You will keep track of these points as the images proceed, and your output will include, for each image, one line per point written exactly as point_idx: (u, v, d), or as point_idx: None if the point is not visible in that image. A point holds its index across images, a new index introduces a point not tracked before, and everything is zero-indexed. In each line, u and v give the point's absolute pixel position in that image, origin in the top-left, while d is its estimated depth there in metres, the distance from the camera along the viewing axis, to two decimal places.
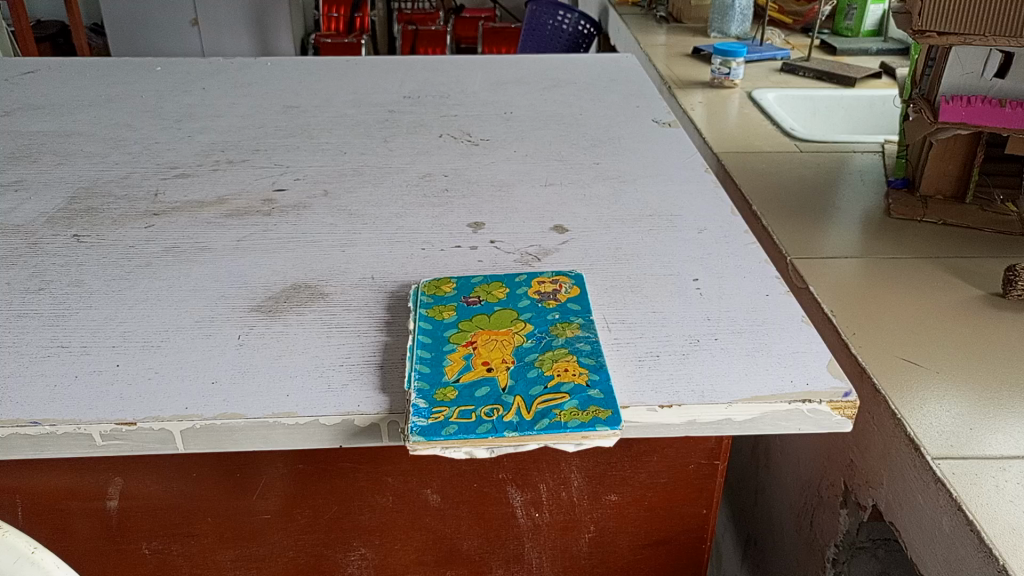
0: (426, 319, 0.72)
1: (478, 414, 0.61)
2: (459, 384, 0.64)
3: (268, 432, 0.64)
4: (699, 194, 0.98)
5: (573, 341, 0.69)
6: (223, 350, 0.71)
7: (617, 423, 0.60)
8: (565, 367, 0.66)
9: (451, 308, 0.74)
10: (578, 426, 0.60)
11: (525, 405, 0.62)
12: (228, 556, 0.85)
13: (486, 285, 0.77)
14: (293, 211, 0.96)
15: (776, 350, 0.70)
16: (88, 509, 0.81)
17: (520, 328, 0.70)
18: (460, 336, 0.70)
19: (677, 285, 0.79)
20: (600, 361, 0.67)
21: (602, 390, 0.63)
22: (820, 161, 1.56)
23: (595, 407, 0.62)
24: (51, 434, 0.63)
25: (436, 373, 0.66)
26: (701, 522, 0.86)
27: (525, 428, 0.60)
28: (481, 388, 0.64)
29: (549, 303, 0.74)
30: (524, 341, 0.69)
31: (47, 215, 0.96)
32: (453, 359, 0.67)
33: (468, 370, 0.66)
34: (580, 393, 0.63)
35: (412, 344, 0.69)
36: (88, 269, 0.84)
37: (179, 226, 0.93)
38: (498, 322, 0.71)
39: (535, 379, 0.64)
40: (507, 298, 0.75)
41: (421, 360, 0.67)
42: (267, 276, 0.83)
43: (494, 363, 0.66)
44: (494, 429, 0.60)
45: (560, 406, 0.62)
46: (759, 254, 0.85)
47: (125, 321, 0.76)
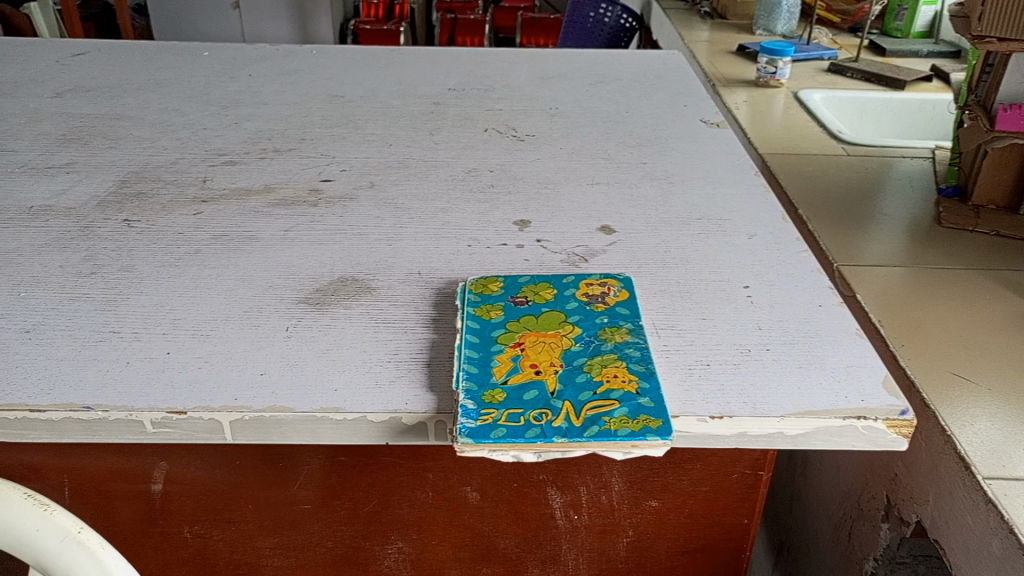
0: (473, 317, 0.72)
1: (527, 418, 0.61)
2: (507, 386, 0.64)
3: (316, 427, 0.64)
4: (748, 198, 0.97)
5: (623, 347, 0.68)
6: (272, 342, 0.71)
7: (668, 433, 0.59)
8: (614, 373, 0.65)
9: (499, 307, 0.73)
10: (628, 435, 0.59)
11: (574, 410, 0.61)
12: (267, 544, 0.86)
13: (533, 285, 0.77)
14: (340, 203, 0.96)
15: (830, 363, 0.68)
16: (132, 492, 0.82)
17: (568, 331, 0.70)
18: (508, 337, 0.69)
19: (727, 292, 0.78)
20: (649, 368, 0.66)
21: (652, 398, 0.63)
22: (868, 165, 1.53)
23: (645, 415, 0.61)
24: (103, 420, 0.64)
25: (484, 373, 0.65)
26: (741, 531, 0.85)
27: (574, 434, 0.59)
28: (530, 391, 0.63)
29: (598, 306, 0.73)
30: (572, 344, 0.68)
31: (98, 198, 0.97)
32: (501, 360, 0.66)
33: (516, 372, 0.65)
34: (630, 400, 0.62)
35: (460, 343, 0.69)
36: (138, 255, 0.85)
37: (227, 214, 0.94)
38: (546, 323, 0.71)
39: (584, 384, 0.64)
40: (555, 299, 0.74)
41: (469, 360, 0.67)
42: (315, 268, 0.83)
43: (543, 366, 0.66)
44: (543, 434, 0.59)
45: (610, 413, 0.61)
46: (811, 263, 0.83)
47: (175, 308, 0.76)
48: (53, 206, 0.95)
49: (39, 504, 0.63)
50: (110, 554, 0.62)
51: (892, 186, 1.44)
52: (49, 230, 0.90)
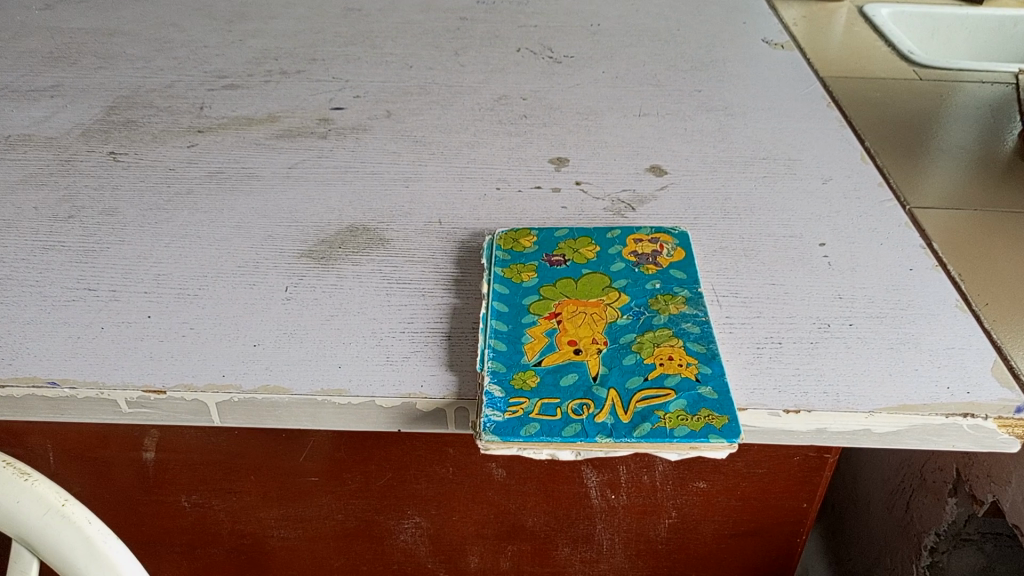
0: (501, 281, 0.61)
1: (565, 410, 0.51)
2: (541, 370, 0.54)
3: (316, 411, 0.55)
4: (821, 134, 0.83)
5: (679, 320, 0.57)
6: (268, 305, 0.62)
7: (736, 435, 0.49)
8: (669, 355, 0.54)
9: (531, 267, 0.63)
10: (687, 436, 0.49)
11: (621, 401, 0.51)
12: (272, 515, 0.78)
13: (572, 241, 0.65)
14: (351, 135, 0.85)
15: (928, 345, 0.57)
16: (123, 458, 0.74)
17: (613, 300, 0.59)
18: (542, 305, 0.59)
19: (800, 251, 0.66)
20: (711, 349, 0.55)
21: (715, 388, 0.52)
22: (944, 90, 1.37)
23: (707, 410, 0.51)
24: (71, 398, 0.55)
25: (514, 351, 0.55)
26: (799, 515, 0.75)
27: (622, 432, 0.49)
28: (568, 375, 0.53)
29: (648, 269, 0.62)
30: (618, 317, 0.58)
31: (83, 127, 0.87)
32: (533, 336, 0.56)
33: (552, 351, 0.55)
34: (688, 390, 0.52)
35: (485, 313, 0.58)
36: (122, 195, 0.75)
37: (224, 147, 0.83)
38: (587, 290, 0.60)
39: (634, 368, 0.53)
40: (597, 259, 0.63)
41: (495, 334, 0.57)
42: (321, 214, 0.72)
43: (584, 344, 0.55)
44: (584, 432, 0.50)
45: (664, 407, 0.51)
46: (898, 217, 0.71)
47: (160, 261, 0.67)
48: (33, 135, 0.85)
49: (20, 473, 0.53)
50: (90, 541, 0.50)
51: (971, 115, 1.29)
52: (26, 164, 0.80)
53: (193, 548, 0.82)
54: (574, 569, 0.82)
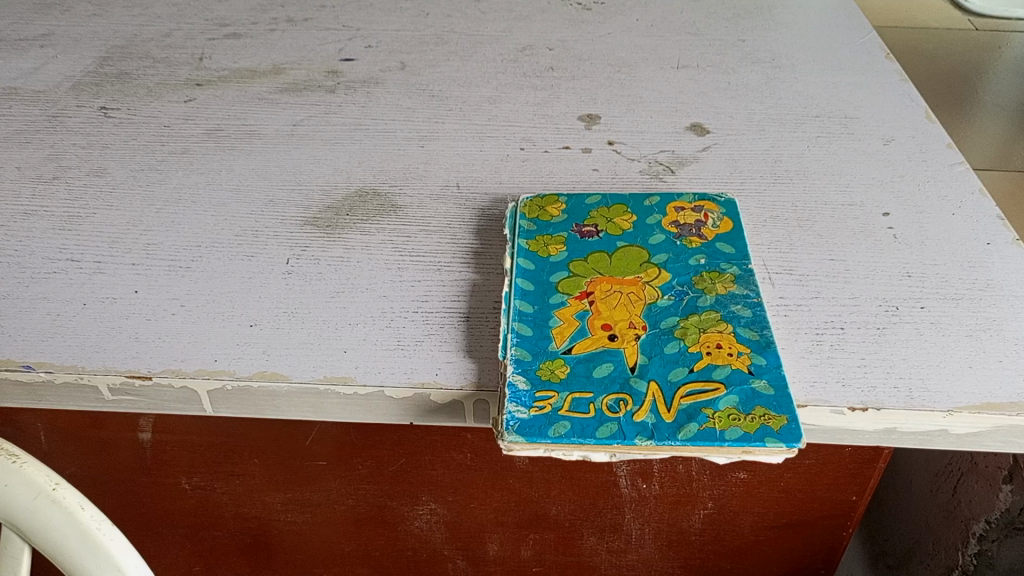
0: (526, 255, 0.55)
1: (599, 407, 0.45)
2: (571, 358, 0.47)
3: (318, 401, 0.49)
4: (880, 88, 0.75)
5: (728, 302, 0.50)
6: (267, 280, 0.55)
7: (797, 438, 0.43)
8: (717, 343, 0.48)
9: (559, 240, 0.56)
10: (740, 440, 0.43)
11: (663, 397, 0.45)
12: (278, 499, 0.73)
13: (605, 210, 0.59)
14: (362, 88, 0.78)
15: (1011, 332, 0.50)
16: (118, 440, 0.69)
17: (652, 278, 0.52)
18: (572, 284, 0.52)
19: (862, 222, 0.59)
20: (765, 336, 0.48)
21: (771, 382, 0.46)
22: (1003, 41, 1.27)
23: (763, 409, 0.44)
24: (48, 383, 0.50)
25: (540, 337, 0.49)
26: (848, 508, 0.69)
27: (665, 434, 0.43)
28: (603, 366, 0.47)
29: (692, 242, 0.55)
30: (658, 298, 0.51)
31: (73, 79, 0.80)
32: (562, 319, 0.50)
33: (583, 337, 0.48)
34: (740, 384, 0.45)
35: (508, 292, 0.52)
36: (113, 155, 0.69)
37: (224, 101, 0.76)
38: (622, 266, 0.53)
39: (677, 358, 0.47)
40: (633, 231, 0.56)
41: (519, 316, 0.50)
42: (327, 177, 0.66)
43: (620, 329, 0.49)
44: (621, 434, 0.43)
45: (713, 405, 0.44)
46: (971, 182, 0.63)
47: (151, 228, 0.61)
48: (20, 88, 0.79)
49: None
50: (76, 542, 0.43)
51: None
52: (11, 120, 0.74)
53: (197, 530, 0.77)
54: (599, 558, 0.77)
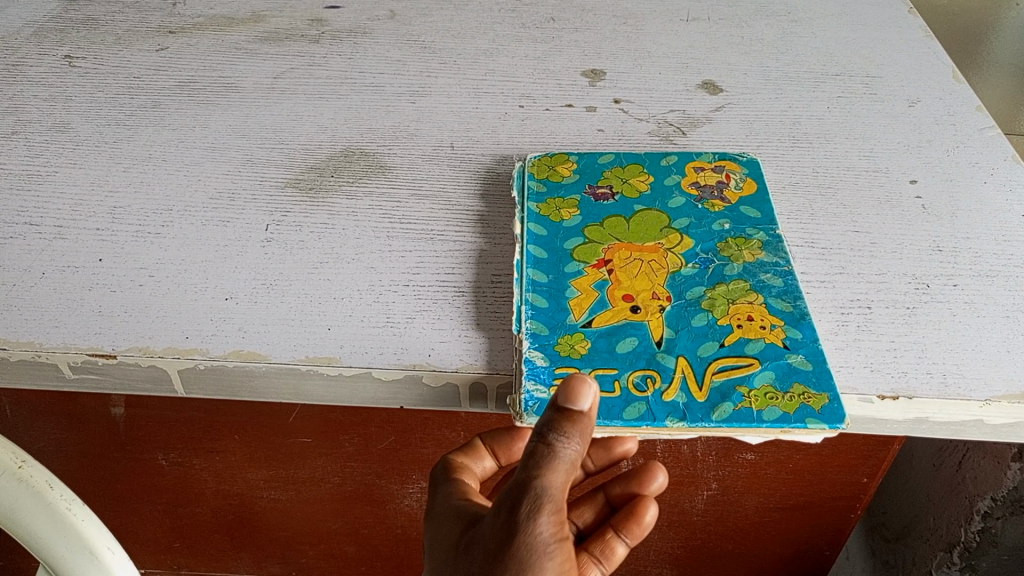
0: (536, 219, 0.50)
1: (625, 385, 0.41)
2: (592, 333, 0.43)
3: (300, 383, 0.45)
4: (903, 45, 0.70)
5: (757, 270, 0.46)
6: (244, 249, 0.51)
7: (839, 420, 0.39)
8: (748, 315, 0.44)
9: (572, 202, 0.51)
10: (779, 421, 0.39)
11: (693, 373, 0.41)
12: (261, 475, 0.70)
13: (619, 170, 0.54)
14: (348, 38, 0.72)
15: None
16: (89, 414, 0.64)
17: (674, 244, 0.48)
18: (589, 251, 0.48)
19: (888, 190, 0.55)
20: (799, 308, 0.45)
21: (808, 357, 0.42)
22: None
23: (801, 387, 0.41)
24: (3, 360, 0.45)
25: (557, 308, 0.45)
26: (857, 490, 0.66)
27: (697, 415, 0.40)
28: (626, 340, 0.43)
29: (714, 205, 0.51)
30: (682, 266, 0.47)
31: (35, 24, 0.74)
32: (580, 289, 0.45)
33: (604, 309, 0.44)
34: (776, 359, 0.42)
35: (519, 259, 0.48)
36: (77, 108, 0.63)
37: (198, 51, 0.71)
38: (642, 231, 0.49)
39: (706, 331, 0.43)
40: (651, 194, 0.52)
41: (533, 286, 0.46)
42: (310, 134, 0.61)
43: (643, 300, 0.45)
44: (651, 415, 0.40)
45: (747, 383, 0.41)
46: (1002, 148, 0.59)
47: (117, 189, 0.56)
48: None
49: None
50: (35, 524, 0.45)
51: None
52: None
53: (176, 506, 0.74)
54: None
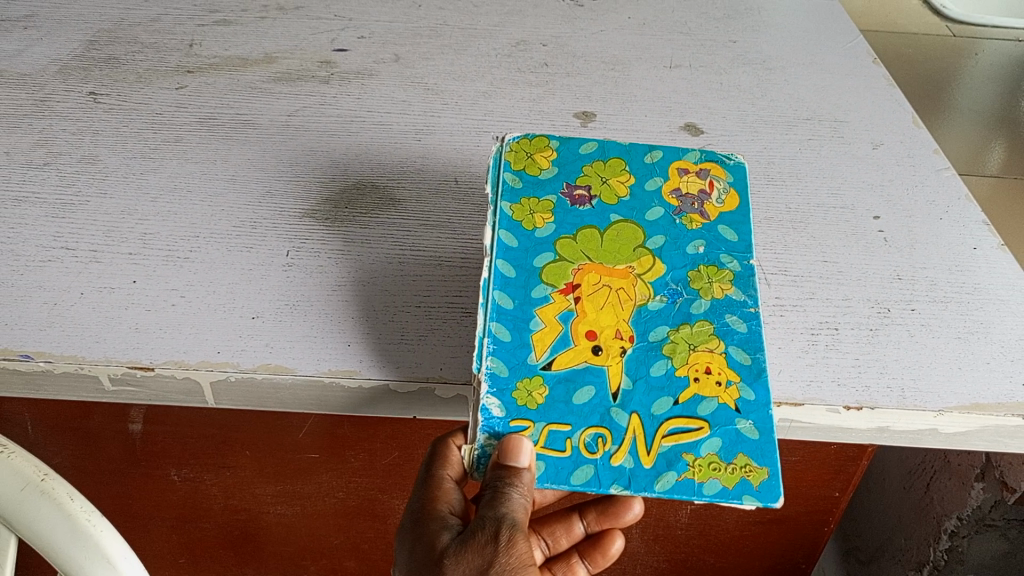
0: (509, 226, 0.53)
1: (576, 444, 0.45)
2: (551, 377, 0.47)
3: (323, 394, 0.50)
4: (868, 94, 0.77)
5: (723, 311, 0.50)
6: (267, 272, 0.55)
7: (774, 498, 0.44)
8: (706, 366, 0.48)
9: (548, 205, 0.54)
10: (718, 495, 0.44)
11: (643, 436, 0.45)
12: (268, 491, 0.73)
13: (602, 167, 0.57)
14: (356, 79, 0.78)
15: (997, 335, 0.52)
16: (108, 431, 0.68)
17: (644, 272, 0.52)
18: (558, 272, 0.51)
19: (854, 224, 0.60)
20: (757, 361, 0.48)
21: (757, 424, 0.46)
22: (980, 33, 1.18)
23: (745, 459, 0.44)
24: (48, 372, 0.50)
25: (519, 345, 0.48)
26: (830, 504, 0.71)
27: (642, 483, 0.44)
28: (584, 389, 0.47)
29: (692, 222, 0.54)
30: (650, 298, 0.50)
31: (60, 63, 0.79)
32: (545, 321, 0.49)
33: (566, 349, 0.48)
34: (725, 425, 0.46)
35: (489, 278, 0.50)
36: (105, 142, 0.68)
37: (216, 89, 0.75)
38: (615, 249, 0.52)
39: (662, 385, 0.47)
40: (632, 201, 0.55)
41: (497, 315, 0.49)
42: (324, 169, 0.66)
43: (606, 340, 0.48)
44: (597, 480, 0.44)
45: (694, 450, 0.45)
46: (956, 188, 0.65)
47: (147, 217, 0.60)
48: (5, 71, 0.77)
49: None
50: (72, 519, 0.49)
51: (1021, 55, 1.14)
52: None
53: (184, 522, 0.77)
54: None
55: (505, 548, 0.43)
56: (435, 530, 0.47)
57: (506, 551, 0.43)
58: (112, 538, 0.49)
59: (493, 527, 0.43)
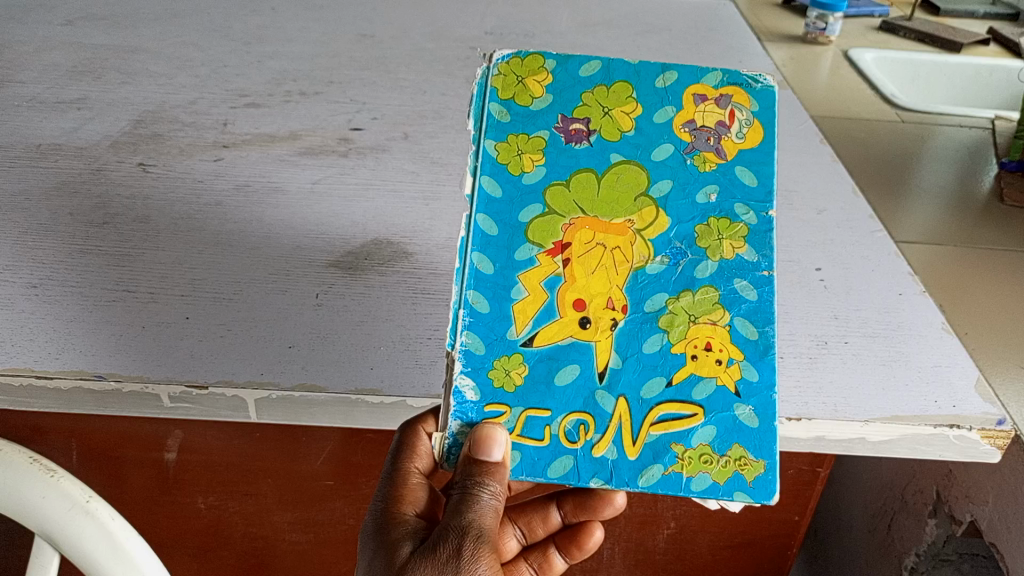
0: (494, 171, 0.56)
1: (554, 433, 0.52)
2: (531, 354, 0.53)
3: (350, 408, 0.59)
4: (815, 169, 0.89)
5: (731, 275, 0.55)
6: (300, 310, 0.65)
7: (767, 496, 0.51)
8: (706, 342, 0.54)
9: (539, 143, 0.56)
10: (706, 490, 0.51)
11: (628, 425, 0.52)
12: (285, 518, 0.81)
13: (607, 93, 0.58)
14: (371, 154, 0.89)
15: (916, 363, 0.62)
16: (146, 459, 0.76)
17: (646, 227, 0.55)
18: (545, 229, 0.55)
19: (799, 275, 0.71)
20: (765, 338, 0.54)
21: (757, 412, 0.53)
22: (925, 117, 1.26)
23: (739, 454, 0.52)
24: (116, 391, 0.59)
25: (498, 319, 0.54)
26: (791, 528, 0.80)
27: (624, 477, 0.51)
28: (568, 368, 0.53)
29: (706, 163, 0.57)
30: (651, 259, 0.55)
31: (111, 139, 0.90)
32: (529, 289, 0.54)
33: (551, 323, 0.54)
34: (720, 415, 0.53)
35: (471, 236, 0.55)
36: (154, 205, 0.78)
37: (250, 161, 0.87)
38: (611, 198, 0.56)
39: (656, 364, 0.53)
40: (641, 133, 0.57)
41: (475, 282, 0.54)
42: (345, 228, 0.76)
43: (596, 312, 0.54)
44: (578, 473, 0.51)
45: (684, 443, 0.52)
46: (887, 246, 0.77)
47: (195, 267, 0.70)
48: (63, 145, 0.88)
49: (46, 470, 0.59)
50: (120, 527, 0.59)
51: (967, 140, 1.20)
52: (58, 172, 0.83)
53: (205, 550, 0.84)
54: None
55: (469, 560, 0.47)
56: (399, 541, 0.50)
57: (470, 564, 0.47)
58: (144, 552, 0.60)
59: (457, 533, 0.48)
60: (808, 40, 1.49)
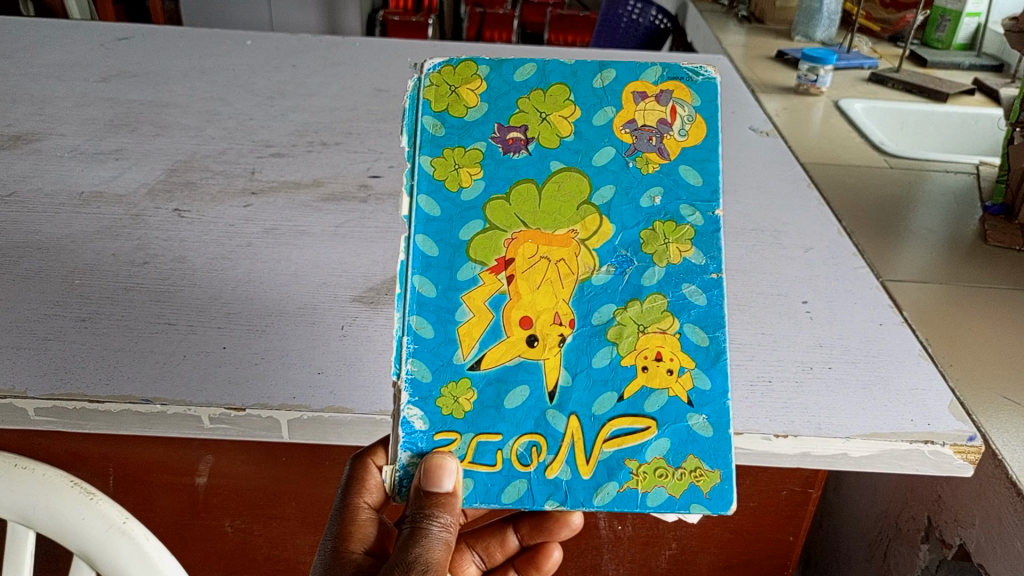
0: (431, 189, 0.57)
1: (507, 457, 0.55)
2: (479, 377, 0.56)
3: (374, 428, 0.64)
4: (803, 211, 0.95)
5: (679, 280, 0.57)
6: (327, 340, 0.71)
7: (726, 505, 0.54)
8: (656, 352, 0.56)
9: (475, 156, 0.58)
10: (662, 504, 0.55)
11: (580, 444, 0.55)
12: (307, 541, 0.86)
13: (546, 99, 0.59)
14: (389, 199, 0.96)
15: (894, 385, 0.68)
16: (178, 483, 0.81)
17: (590, 236, 0.57)
18: (486, 244, 0.57)
19: (786, 307, 0.77)
20: (716, 342, 0.56)
21: (710, 420, 0.55)
22: (914, 164, 1.33)
23: (694, 464, 0.55)
24: (161, 413, 0.64)
25: (442, 344, 0.56)
26: (787, 548, 0.85)
27: (580, 497, 0.54)
28: (517, 390, 0.56)
29: (649, 165, 0.58)
30: (596, 268, 0.57)
31: (147, 186, 0.97)
32: (473, 309, 0.56)
33: (499, 343, 0.56)
34: (673, 426, 0.55)
35: (412, 259, 0.57)
36: (190, 246, 0.85)
37: (277, 207, 0.93)
38: (551, 209, 0.57)
39: (606, 378, 0.56)
40: (580, 138, 0.58)
41: (418, 307, 0.56)
42: (367, 266, 0.82)
43: (541, 329, 0.56)
44: (532, 496, 0.54)
45: (639, 457, 0.55)
46: (869, 281, 0.83)
47: (229, 301, 0.76)
48: (104, 193, 0.95)
49: (86, 493, 0.62)
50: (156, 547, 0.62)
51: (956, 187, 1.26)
52: (101, 217, 0.89)
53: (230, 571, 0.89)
54: None
55: None
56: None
57: None
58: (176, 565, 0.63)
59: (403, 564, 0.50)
60: (801, 91, 1.57)
